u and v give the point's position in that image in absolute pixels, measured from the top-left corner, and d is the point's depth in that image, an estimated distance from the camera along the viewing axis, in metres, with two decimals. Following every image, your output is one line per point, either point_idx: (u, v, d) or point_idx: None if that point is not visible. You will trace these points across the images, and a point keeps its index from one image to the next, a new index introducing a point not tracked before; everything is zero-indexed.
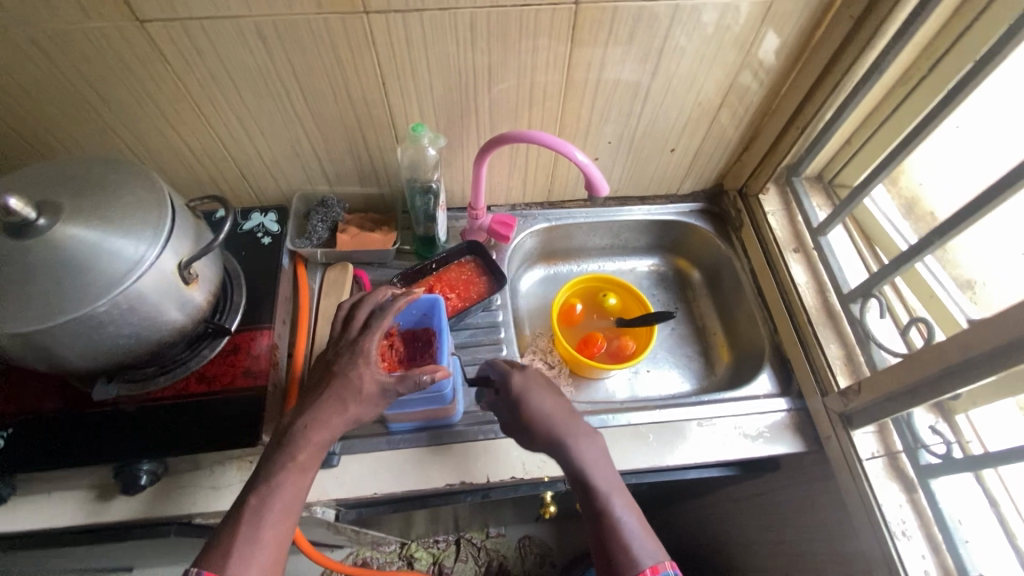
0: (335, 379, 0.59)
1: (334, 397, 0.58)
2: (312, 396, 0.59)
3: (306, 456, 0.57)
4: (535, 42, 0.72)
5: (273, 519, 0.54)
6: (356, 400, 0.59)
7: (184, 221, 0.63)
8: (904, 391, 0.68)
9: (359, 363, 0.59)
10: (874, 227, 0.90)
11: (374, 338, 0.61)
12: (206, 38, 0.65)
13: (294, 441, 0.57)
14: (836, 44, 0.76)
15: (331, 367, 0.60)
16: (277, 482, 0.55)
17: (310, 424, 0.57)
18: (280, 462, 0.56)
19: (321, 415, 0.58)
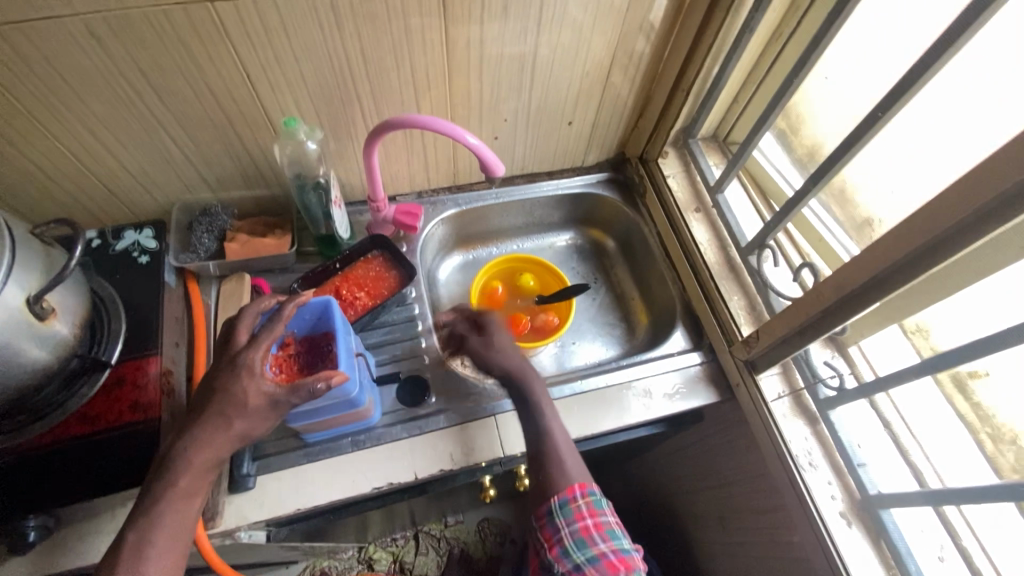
0: (217, 396, 0.56)
1: (217, 415, 0.56)
2: (194, 416, 0.57)
3: (190, 480, 0.55)
4: (408, 21, 0.69)
5: (158, 550, 0.52)
6: (243, 415, 0.56)
7: (27, 250, 0.56)
8: (795, 333, 0.73)
9: (242, 377, 0.56)
10: (766, 180, 0.94)
11: (259, 351, 0.58)
12: (26, 42, 0.57)
13: (176, 467, 0.55)
14: (706, 5, 0.78)
15: (213, 384, 0.57)
16: (160, 512, 0.53)
17: (191, 446, 0.55)
18: (161, 490, 0.54)
19: (204, 436, 0.56)
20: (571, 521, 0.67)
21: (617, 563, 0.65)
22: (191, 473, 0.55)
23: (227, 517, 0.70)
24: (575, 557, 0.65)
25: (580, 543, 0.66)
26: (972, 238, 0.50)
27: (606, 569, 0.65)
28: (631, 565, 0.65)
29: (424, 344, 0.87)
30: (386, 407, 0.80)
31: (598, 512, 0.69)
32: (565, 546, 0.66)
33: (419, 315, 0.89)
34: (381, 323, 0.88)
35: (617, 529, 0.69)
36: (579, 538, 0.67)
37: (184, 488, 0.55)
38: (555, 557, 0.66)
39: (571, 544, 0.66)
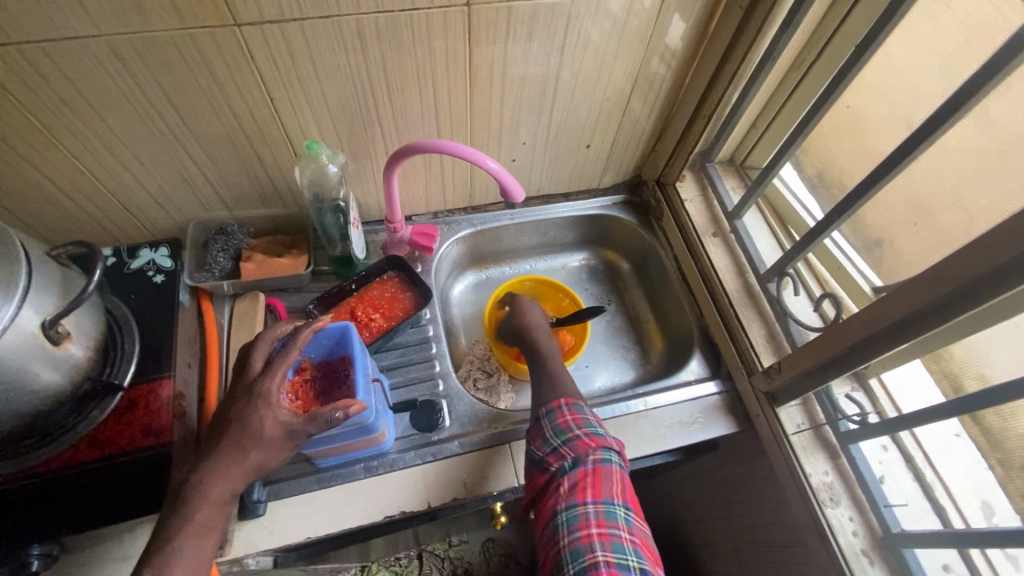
0: (233, 425, 0.55)
1: (234, 446, 0.55)
2: (210, 447, 0.55)
3: (206, 514, 0.54)
4: (432, 45, 0.68)
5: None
6: (259, 446, 0.55)
7: (44, 273, 0.55)
8: (819, 367, 0.72)
9: (258, 406, 0.55)
10: (785, 207, 0.93)
11: (275, 379, 0.56)
12: (51, 62, 0.57)
13: (192, 500, 0.54)
14: (730, 33, 0.77)
15: (228, 413, 0.56)
16: (176, 547, 0.52)
17: (208, 478, 0.54)
18: (177, 524, 0.53)
19: (221, 468, 0.55)
20: (552, 418, 0.72)
21: (589, 443, 0.68)
22: (208, 505, 0.54)
23: (236, 545, 0.69)
24: (554, 443, 0.69)
25: (558, 431, 0.70)
26: (1012, 282, 0.48)
27: (580, 449, 0.68)
28: (602, 444, 0.68)
29: (438, 368, 0.86)
30: (400, 433, 0.79)
31: (579, 412, 0.72)
32: (546, 438, 0.70)
33: (433, 337, 0.88)
34: (395, 345, 0.87)
35: (598, 424, 0.72)
36: (558, 428, 0.71)
37: (201, 522, 0.53)
38: (537, 446, 0.71)
39: (551, 435, 0.71)
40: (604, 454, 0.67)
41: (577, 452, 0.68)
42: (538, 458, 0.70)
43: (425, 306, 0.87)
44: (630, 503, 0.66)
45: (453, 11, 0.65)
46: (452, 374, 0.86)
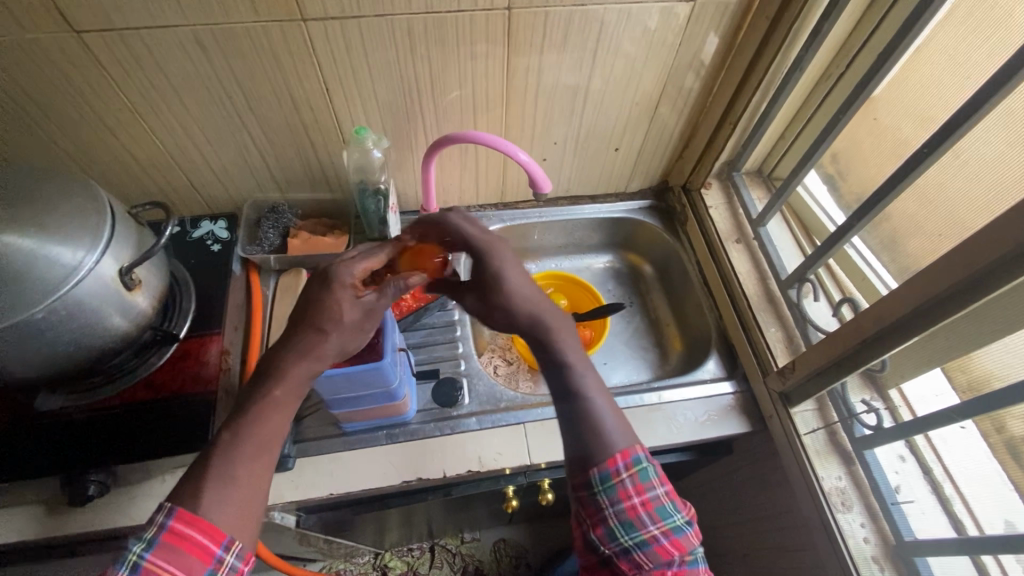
0: (306, 308, 0.57)
1: (312, 325, 0.55)
2: (288, 334, 0.56)
3: (283, 393, 0.53)
4: (474, 47, 0.75)
5: (249, 459, 0.49)
6: (336, 326, 0.56)
7: (124, 227, 0.63)
8: (832, 366, 0.72)
9: (337, 289, 0.57)
10: (810, 216, 0.94)
11: (356, 267, 0.60)
12: (145, 47, 0.66)
13: (271, 380, 0.53)
14: (757, 43, 0.81)
15: (306, 298, 0.58)
16: (253, 420, 0.52)
17: (284, 357, 0.55)
18: (254, 402, 0.52)
19: (296, 349, 0.55)
20: (615, 500, 0.52)
21: (671, 546, 0.51)
22: (282, 387, 0.54)
23: (265, 494, 0.74)
24: (622, 540, 0.51)
25: (628, 523, 0.51)
26: (1019, 271, 0.49)
27: (658, 555, 0.50)
28: (686, 547, 0.52)
29: (461, 348, 0.91)
30: (421, 406, 0.84)
31: (646, 487, 0.53)
32: (609, 529, 0.51)
33: (457, 321, 0.94)
34: (422, 325, 0.93)
35: (670, 504, 0.54)
36: (626, 520, 0.51)
37: (277, 401, 0.53)
38: (598, 535, 0.52)
39: (616, 525, 0.51)
40: (692, 557, 0.51)
41: (658, 559, 0.50)
42: (601, 554, 0.52)
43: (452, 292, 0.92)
44: None
45: (495, 15, 0.71)
46: (473, 357, 0.91)
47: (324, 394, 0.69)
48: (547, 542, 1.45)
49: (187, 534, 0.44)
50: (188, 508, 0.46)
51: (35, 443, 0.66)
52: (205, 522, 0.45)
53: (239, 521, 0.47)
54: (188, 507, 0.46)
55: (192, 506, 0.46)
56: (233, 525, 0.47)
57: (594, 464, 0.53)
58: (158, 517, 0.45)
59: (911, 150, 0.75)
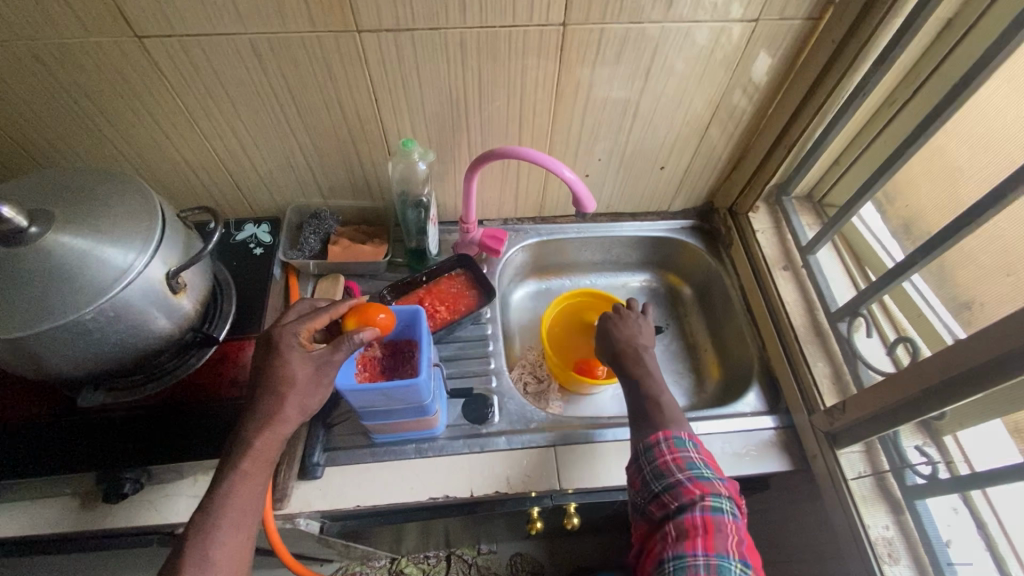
0: (266, 375, 0.61)
1: (270, 391, 0.59)
2: (252, 407, 0.60)
3: (251, 464, 0.58)
4: (525, 62, 0.74)
5: (221, 531, 0.54)
6: (287, 392, 0.59)
7: (173, 231, 0.63)
8: (888, 411, 0.68)
9: (283, 353, 0.61)
10: (864, 246, 0.90)
11: (295, 326, 0.63)
12: (202, 54, 0.67)
13: (239, 451, 0.58)
14: (820, 66, 0.77)
15: (261, 366, 0.62)
16: (226, 491, 0.56)
17: (252, 427, 0.59)
18: (227, 476, 0.57)
19: (262, 416, 0.59)
20: (650, 458, 0.66)
21: (694, 488, 0.60)
22: (251, 457, 0.58)
23: (293, 501, 0.74)
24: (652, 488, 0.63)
25: (658, 474, 0.64)
26: None
27: (683, 494, 0.60)
28: (710, 489, 0.60)
29: (493, 364, 0.89)
30: (451, 421, 0.83)
31: (679, 449, 0.65)
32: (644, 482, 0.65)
33: (490, 335, 0.92)
34: (455, 337, 0.91)
35: (703, 464, 0.64)
36: (657, 471, 0.64)
37: (246, 472, 0.57)
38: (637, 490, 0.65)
39: (650, 477, 0.64)
40: (714, 501, 0.58)
41: (683, 498, 0.60)
42: (640, 507, 0.65)
43: (486, 306, 0.91)
44: (746, 559, 0.57)
45: (549, 30, 0.70)
46: (505, 373, 0.89)
47: (356, 406, 0.68)
48: (565, 560, 1.42)
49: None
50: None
51: (78, 438, 0.68)
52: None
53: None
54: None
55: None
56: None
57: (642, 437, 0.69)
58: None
59: (983, 185, 0.71)
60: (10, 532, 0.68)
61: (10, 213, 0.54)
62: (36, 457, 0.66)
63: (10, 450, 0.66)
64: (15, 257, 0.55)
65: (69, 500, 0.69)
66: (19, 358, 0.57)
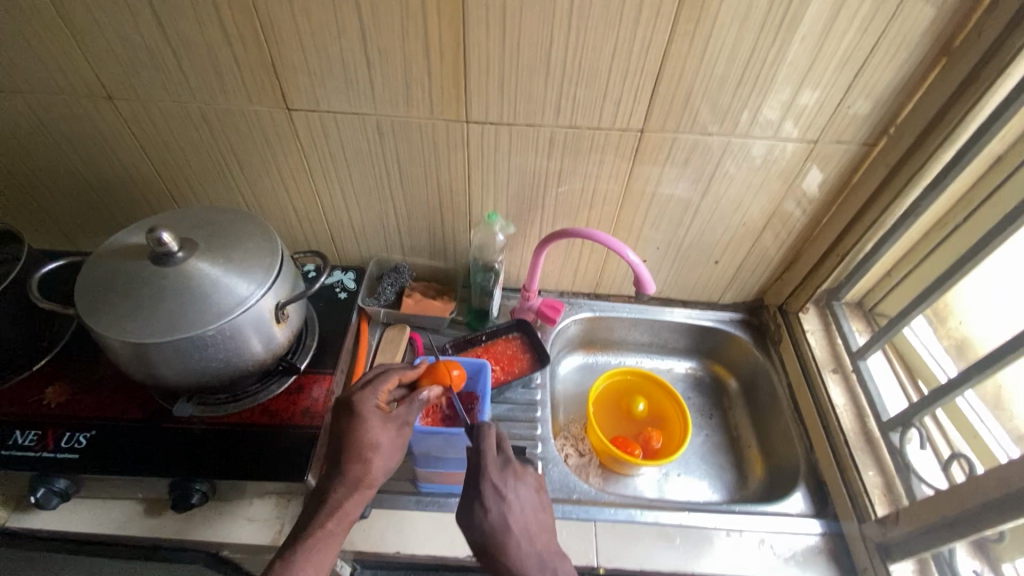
0: (348, 439, 0.63)
1: (356, 456, 0.63)
2: (335, 470, 0.63)
3: (336, 522, 0.62)
4: (602, 157, 0.84)
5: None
6: (371, 456, 0.63)
7: (286, 269, 0.72)
8: (944, 525, 0.67)
9: (365, 418, 0.64)
10: (916, 359, 0.91)
11: (371, 389, 0.67)
12: (335, 127, 0.80)
13: (325, 511, 0.62)
14: (873, 187, 0.84)
15: (339, 429, 0.65)
16: None
17: (336, 489, 0.62)
18: (313, 531, 0.61)
19: (345, 478, 0.62)
20: None
21: None
22: (336, 516, 0.62)
23: None
24: None
25: None
26: None
27: None
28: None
29: (539, 430, 0.92)
30: None
31: None
32: None
33: (540, 401, 0.96)
34: (505, 398, 0.95)
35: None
36: None
37: (331, 530, 0.61)
38: None
39: None
40: None
41: None
42: None
43: (539, 371, 0.96)
44: None
45: (628, 135, 0.80)
46: (550, 441, 0.92)
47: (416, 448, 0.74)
48: None
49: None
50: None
51: (160, 445, 0.73)
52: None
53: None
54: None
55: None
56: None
57: None
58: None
59: None
60: (81, 527, 0.73)
61: (168, 238, 0.64)
62: (120, 456, 0.72)
63: (101, 447, 0.72)
64: (161, 274, 0.64)
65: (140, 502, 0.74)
66: (140, 362, 0.65)
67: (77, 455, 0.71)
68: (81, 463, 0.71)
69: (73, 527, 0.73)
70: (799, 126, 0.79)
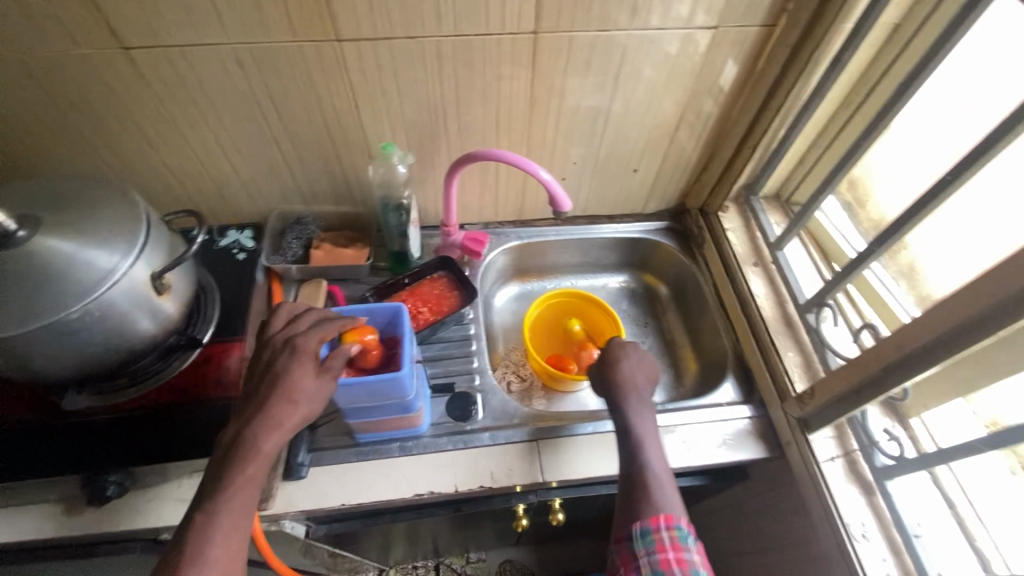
0: (275, 381, 0.60)
1: (280, 402, 0.59)
2: (256, 413, 0.60)
3: (256, 467, 0.58)
4: (499, 69, 0.77)
5: (218, 539, 0.55)
6: (298, 399, 0.60)
7: (159, 235, 0.65)
8: (853, 392, 0.71)
9: (296, 361, 0.61)
10: (828, 241, 0.94)
11: (310, 334, 0.63)
12: (186, 64, 0.69)
13: (242, 456, 0.58)
14: (778, 71, 0.82)
15: (270, 370, 0.62)
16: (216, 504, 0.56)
17: (258, 433, 0.59)
18: (231, 479, 0.57)
19: (269, 421, 0.59)
20: (651, 551, 0.62)
21: (672, 561, 0.60)
22: (257, 462, 0.58)
23: (278, 501, 0.74)
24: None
25: (658, 573, 0.60)
26: None
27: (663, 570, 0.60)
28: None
29: (476, 364, 0.91)
30: (434, 419, 0.84)
31: (682, 548, 0.62)
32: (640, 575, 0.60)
33: (473, 335, 0.94)
34: (438, 338, 0.93)
35: (704, 573, 0.60)
36: (657, 570, 0.60)
37: (251, 477, 0.58)
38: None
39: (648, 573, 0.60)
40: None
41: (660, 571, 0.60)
42: None
43: (469, 305, 0.94)
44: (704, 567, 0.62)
45: (522, 39, 0.74)
46: (489, 371, 0.91)
47: (341, 403, 0.69)
48: (555, 565, 1.42)
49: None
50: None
51: (60, 444, 0.67)
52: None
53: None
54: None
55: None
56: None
57: (639, 519, 0.65)
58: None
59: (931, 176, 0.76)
60: None
61: None
62: (14, 462, 0.66)
63: None
64: (0, 259, 0.56)
65: (52, 505, 0.69)
66: (2, 360, 0.58)
67: None
68: None
69: None
70: (700, 12, 0.74)
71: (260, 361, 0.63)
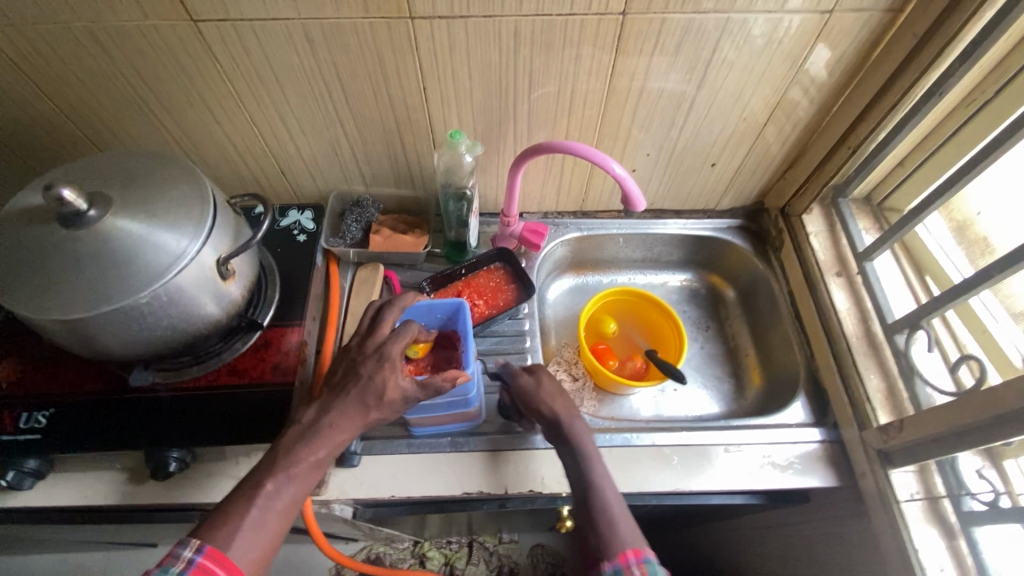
0: (362, 381, 0.60)
1: (360, 400, 0.60)
2: (334, 400, 0.60)
3: (325, 454, 0.58)
4: (579, 51, 0.71)
5: (267, 509, 0.54)
6: (378, 406, 0.60)
7: (224, 218, 0.63)
8: (952, 433, 0.65)
9: (385, 367, 0.60)
10: (926, 256, 0.84)
11: (400, 343, 0.62)
12: (255, 39, 0.66)
13: (313, 438, 0.58)
14: (894, 64, 0.72)
15: (358, 367, 0.61)
16: (271, 494, 0.55)
17: (334, 424, 0.59)
18: (298, 456, 0.57)
19: (347, 417, 0.59)
20: None
21: None
22: (327, 450, 0.58)
23: (329, 488, 0.75)
24: None
25: None
26: None
27: None
28: None
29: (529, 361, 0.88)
30: (485, 417, 0.82)
31: None
32: None
33: (527, 331, 0.90)
34: (491, 332, 0.90)
35: None
36: None
37: (317, 462, 0.58)
38: None
39: None
40: None
41: None
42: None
43: (525, 301, 0.90)
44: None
45: (608, 19, 0.67)
46: None
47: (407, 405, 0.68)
48: None
49: (211, 569, 0.50)
50: (216, 546, 0.51)
51: (128, 416, 0.69)
52: (227, 558, 0.51)
53: (257, 556, 0.53)
54: (217, 544, 0.51)
55: (220, 544, 0.51)
56: (254, 561, 0.53)
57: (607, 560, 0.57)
58: (186, 552, 0.50)
59: None
60: (60, 502, 0.69)
61: (71, 196, 0.54)
62: (86, 432, 0.68)
63: (63, 425, 0.68)
64: (75, 239, 0.56)
65: (119, 473, 0.71)
66: (76, 337, 0.58)
67: (39, 435, 0.67)
68: (46, 441, 0.67)
69: (52, 503, 0.69)
70: None
71: (350, 351, 0.64)
